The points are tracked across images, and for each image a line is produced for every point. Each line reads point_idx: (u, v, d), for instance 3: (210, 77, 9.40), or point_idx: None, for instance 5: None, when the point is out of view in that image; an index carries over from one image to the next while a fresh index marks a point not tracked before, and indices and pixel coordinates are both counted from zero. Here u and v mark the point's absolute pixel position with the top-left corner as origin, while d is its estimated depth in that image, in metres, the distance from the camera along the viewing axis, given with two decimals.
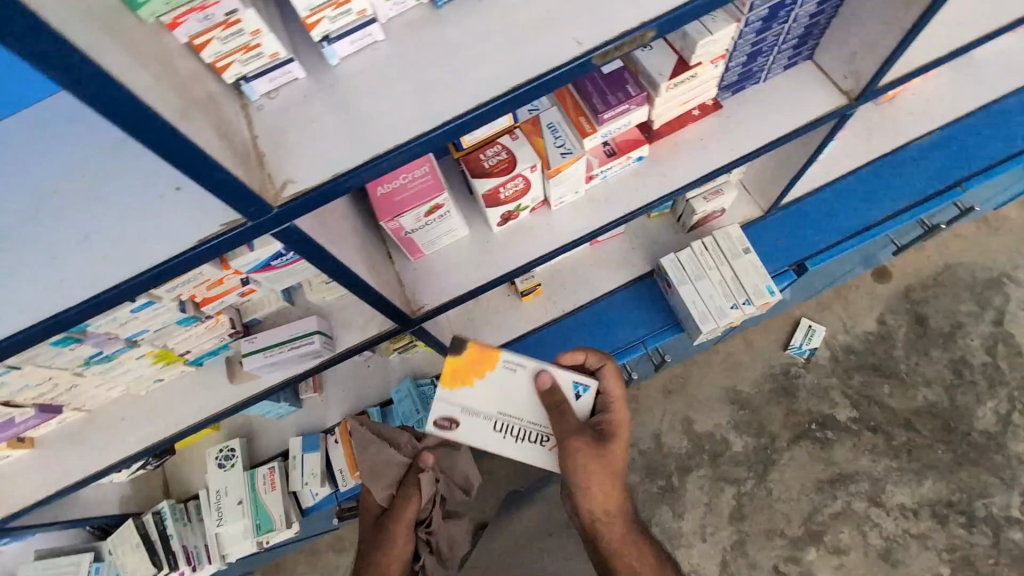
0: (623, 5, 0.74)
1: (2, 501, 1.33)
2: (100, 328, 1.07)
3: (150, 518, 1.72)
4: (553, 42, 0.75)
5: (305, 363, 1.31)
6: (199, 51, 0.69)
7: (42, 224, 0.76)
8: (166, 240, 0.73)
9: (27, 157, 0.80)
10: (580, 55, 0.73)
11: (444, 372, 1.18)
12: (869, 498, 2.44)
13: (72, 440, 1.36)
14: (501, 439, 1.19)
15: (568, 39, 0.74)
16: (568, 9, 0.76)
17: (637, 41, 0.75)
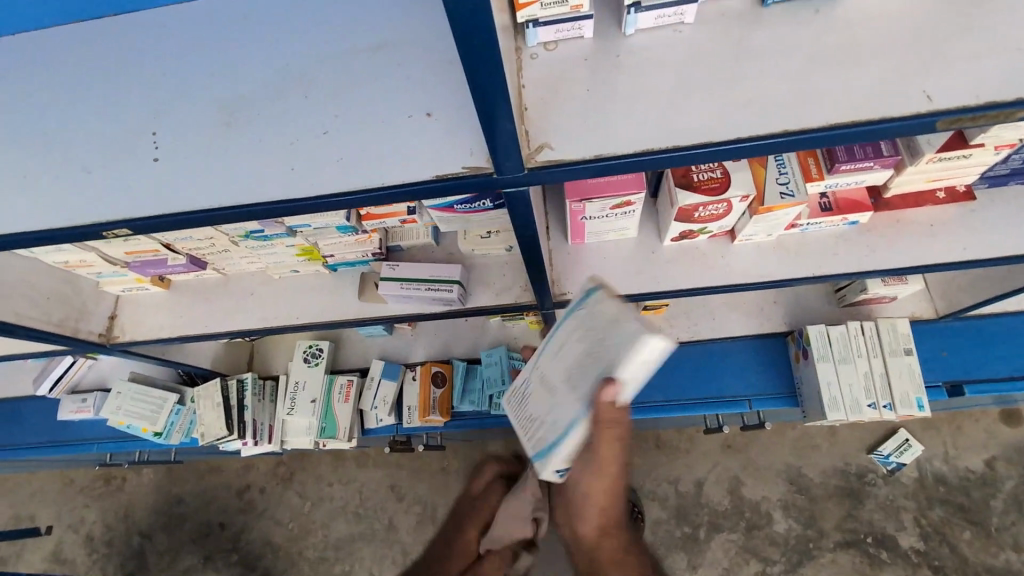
0: (993, 71, 0.62)
1: (130, 326, 1.43)
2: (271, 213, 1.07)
3: (234, 385, 1.80)
4: (890, 88, 0.64)
5: (433, 304, 1.31)
6: None
7: (290, 106, 0.75)
8: (400, 165, 0.70)
9: (300, 32, 0.79)
10: (926, 113, 0.62)
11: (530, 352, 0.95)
12: None
13: (203, 295, 1.43)
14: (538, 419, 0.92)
15: (914, 91, 0.63)
16: (917, 56, 0.65)
17: (1000, 117, 0.62)
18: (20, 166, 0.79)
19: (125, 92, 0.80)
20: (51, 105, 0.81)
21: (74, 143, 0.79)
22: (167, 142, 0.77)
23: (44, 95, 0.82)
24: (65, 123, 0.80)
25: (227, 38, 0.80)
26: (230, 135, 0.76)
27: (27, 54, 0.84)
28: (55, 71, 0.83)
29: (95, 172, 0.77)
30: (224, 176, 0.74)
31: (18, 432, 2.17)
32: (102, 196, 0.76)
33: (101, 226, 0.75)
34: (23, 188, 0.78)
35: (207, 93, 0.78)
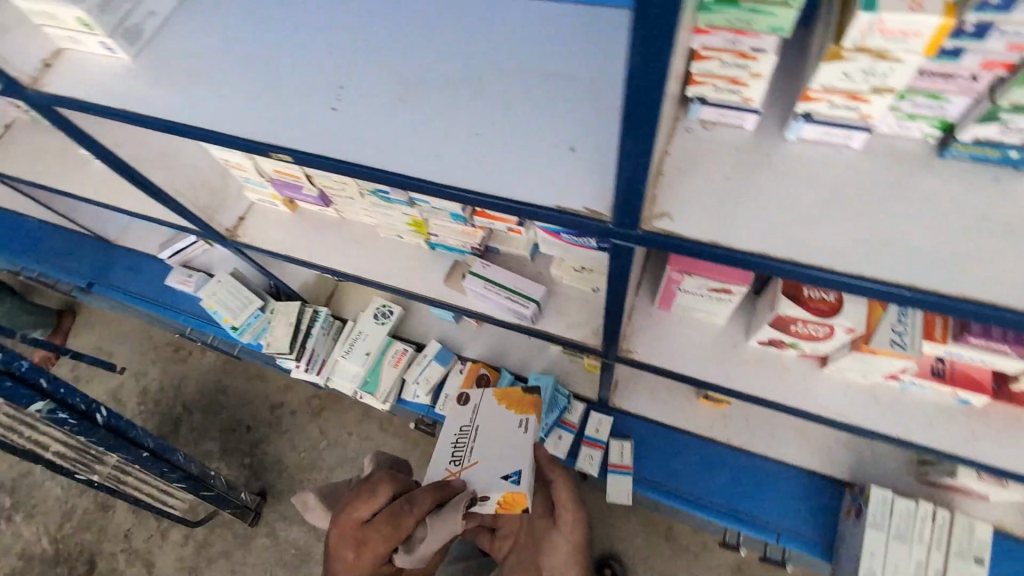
0: None
1: (252, 232, 1.61)
2: None
3: (310, 313, 1.95)
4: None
5: (505, 313, 1.34)
6: (695, 60, 0.68)
7: (456, 103, 0.82)
8: (532, 186, 0.74)
9: (489, 39, 0.86)
10: None
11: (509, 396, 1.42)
12: None
13: (318, 229, 1.57)
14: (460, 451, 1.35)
15: None
16: None
17: None
18: (233, 77, 0.93)
19: (330, 43, 0.92)
20: (273, 40, 0.95)
21: (275, 72, 0.92)
22: (345, 95, 0.87)
23: (270, 27, 0.96)
24: (276, 54, 0.93)
25: (428, 24, 0.90)
26: (399, 108, 0.84)
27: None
28: (285, 7, 0.97)
29: (283, 100, 0.89)
30: (380, 141, 0.83)
31: (131, 282, 2.49)
32: (279, 123, 0.88)
33: (267, 146, 0.87)
34: (227, 97, 0.92)
35: (393, 65, 0.87)
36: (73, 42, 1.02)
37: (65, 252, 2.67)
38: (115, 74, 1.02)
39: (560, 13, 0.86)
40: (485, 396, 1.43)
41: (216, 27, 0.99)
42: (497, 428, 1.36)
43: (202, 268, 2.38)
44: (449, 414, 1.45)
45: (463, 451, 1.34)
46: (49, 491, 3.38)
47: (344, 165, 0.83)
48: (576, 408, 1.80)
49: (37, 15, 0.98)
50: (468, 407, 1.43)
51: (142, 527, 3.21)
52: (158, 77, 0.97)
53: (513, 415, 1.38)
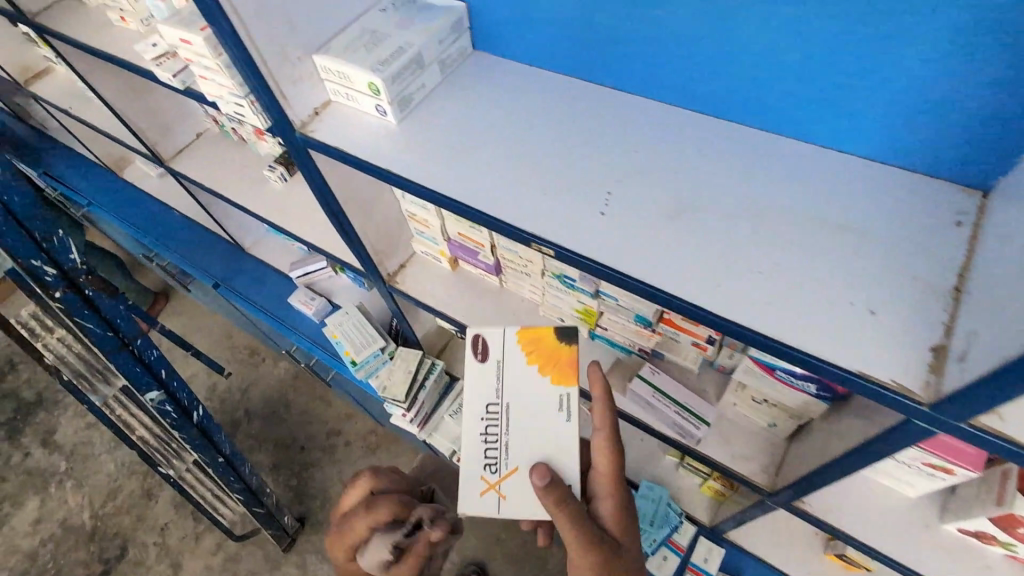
0: None
1: (411, 283, 1.66)
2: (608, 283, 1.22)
3: (428, 364, 1.95)
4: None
5: (665, 425, 1.28)
6: None
7: (742, 237, 0.85)
8: (827, 343, 0.73)
9: (771, 181, 0.90)
10: None
11: (540, 350, 1.11)
12: None
13: (475, 292, 1.60)
14: (492, 445, 1.07)
15: None
16: None
17: None
18: (503, 161, 1.01)
19: (604, 150, 0.99)
20: (552, 134, 1.03)
21: (553, 166, 0.98)
22: (617, 203, 0.92)
23: (545, 124, 1.05)
24: (549, 150, 1.00)
25: (707, 154, 0.95)
26: (681, 228, 0.88)
27: (546, 93, 1.10)
28: (561, 111, 1.06)
29: (554, 194, 0.95)
30: (655, 257, 0.86)
31: (253, 290, 2.61)
32: (555, 214, 0.92)
33: (534, 237, 0.90)
34: (504, 177, 0.98)
35: (672, 186, 0.92)
36: (347, 99, 1.12)
37: (201, 249, 2.87)
38: (379, 134, 1.10)
39: (848, 170, 0.90)
40: (507, 337, 1.13)
41: (491, 113, 1.09)
42: (528, 405, 1.08)
43: (324, 293, 2.46)
44: (467, 371, 1.13)
45: (497, 452, 1.06)
46: (102, 465, 3.40)
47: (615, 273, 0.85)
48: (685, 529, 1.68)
49: (326, 71, 1.09)
50: (488, 361, 1.13)
51: (179, 525, 3.16)
52: (429, 148, 1.06)
53: (552, 386, 1.09)
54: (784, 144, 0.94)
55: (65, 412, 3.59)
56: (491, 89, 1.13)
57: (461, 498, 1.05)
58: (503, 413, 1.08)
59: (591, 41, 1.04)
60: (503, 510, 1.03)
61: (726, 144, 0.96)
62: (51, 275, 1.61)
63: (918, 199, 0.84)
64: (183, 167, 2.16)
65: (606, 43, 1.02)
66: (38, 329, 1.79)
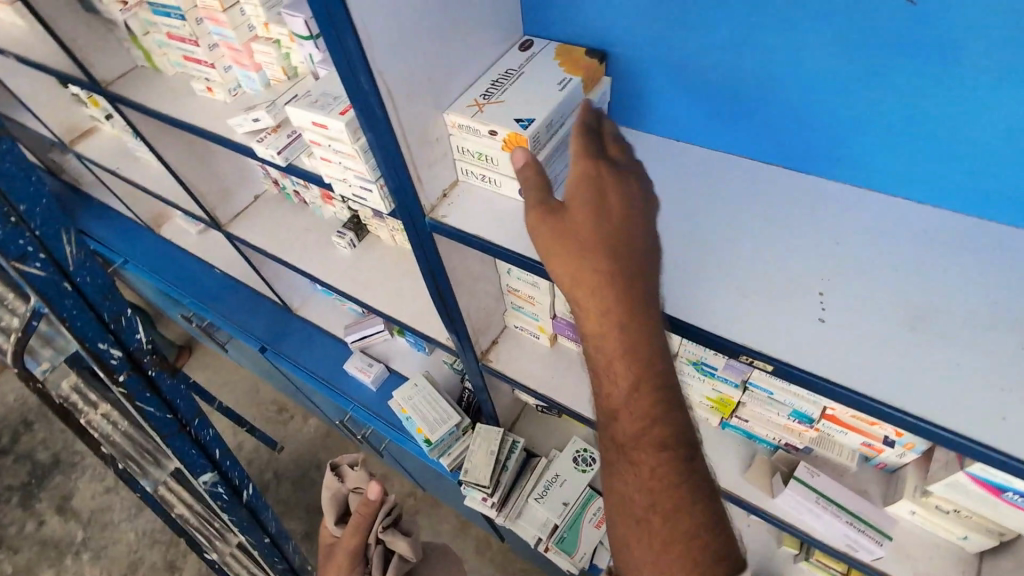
0: None
1: (505, 360, 1.53)
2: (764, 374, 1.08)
3: (510, 441, 1.80)
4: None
5: (830, 538, 1.13)
6: None
7: (989, 355, 0.79)
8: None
9: (1002, 286, 0.85)
10: None
11: (566, 57, 1.02)
12: None
13: (579, 372, 1.47)
14: (477, 91, 0.98)
15: None
16: None
17: None
18: (693, 263, 0.95)
19: (803, 248, 0.94)
20: (733, 231, 0.98)
21: (745, 270, 0.92)
22: (839, 310, 0.86)
23: (728, 217, 1.00)
24: (743, 248, 0.95)
25: (917, 252, 0.91)
26: (914, 339, 0.81)
27: (720, 180, 1.05)
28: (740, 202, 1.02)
29: (765, 299, 0.89)
30: (905, 379, 0.78)
31: (302, 354, 2.48)
32: (764, 327, 0.86)
33: (761, 353, 0.83)
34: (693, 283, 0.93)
35: (895, 292, 0.86)
36: (483, 179, 1.03)
37: (242, 308, 2.71)
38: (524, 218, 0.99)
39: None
40: (546, 48, 1.05)
41: (666, 205, 1.03)
42: (538, 75, 0.99)
43: (381, 358, 2.32)
44: (497, 54, 1.04)
45: (495, 89, 0.98)
46: (122, 535, 3.14)
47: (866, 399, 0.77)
48: None
49: (459, 132, 0.97)
50: (523, 55, 1.05)
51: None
52: None
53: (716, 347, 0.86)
54: (999, 240, 0.90)
55: (83, 474, 3.36)
56: (654, 174, 1.08)
57: (447, 108, 0.97)
58: (507, 76, 1.00)
59: (787, 127, 0.99)
60: (479, 114, 0.93)
61: (934, 242, 0.91)
62: (117, 360, 1.24)
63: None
64: (241, 228, 2.05)
65: (792, 128, 0.99)
66: (82, 406, 1.34)
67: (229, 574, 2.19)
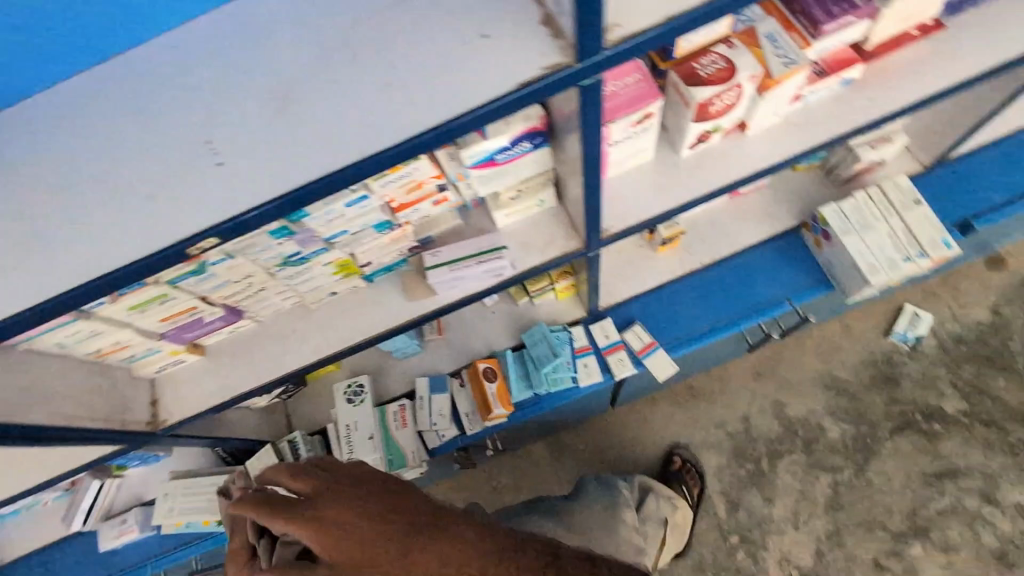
0: None
1: (179, 405, 1.35)
2: (314, 223, 1.07)
3: (286, 445, 1.78)
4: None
5: (483, 281, 1.27)
6: (708, 47, 1.11)
7: (348, 77, 0.78)
8: (475, 86, 0.75)
9: (318, 3, 0.82)
10: None
11: None
12: (982, 496, 2.76)
13: (245, 350, 1.37)
14: None
15: None
16: None
17: None
18: (87, 207, 0.80)
19: (162, 108, 0.81)
20: (95, 144, 0.82)
21: (131, 173, 0.80)
22: (227, 143, 0.79)
23: (84, 137, 0.82)
24: (116, 156, 0.80)
25: (250, 32, 0.83)
26: (291, 113, 0.78)
27: (50, 102, 0.84)
28: (83, 112, 0.83)
29: (165, 183, 0.78)
30: (302, 153, 0.77)
31: None
32: (183, 211, 0.78)
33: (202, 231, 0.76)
34: (102, 226, 0.79)
35: (252, 82, 0.80)
36: None
37: None
38: None
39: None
40: None
41: (18, 175, 0.82)
42: None
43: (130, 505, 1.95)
44: None
45: None
46: None
47: (289, 198, 0.76)
48: (578, 332, 1.84)
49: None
50: None
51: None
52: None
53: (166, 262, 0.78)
54: None
55: None
56: None
57: None
58: None
59: None
60: None
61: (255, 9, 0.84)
62: None
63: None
64: None
65: None
66: None
67: None
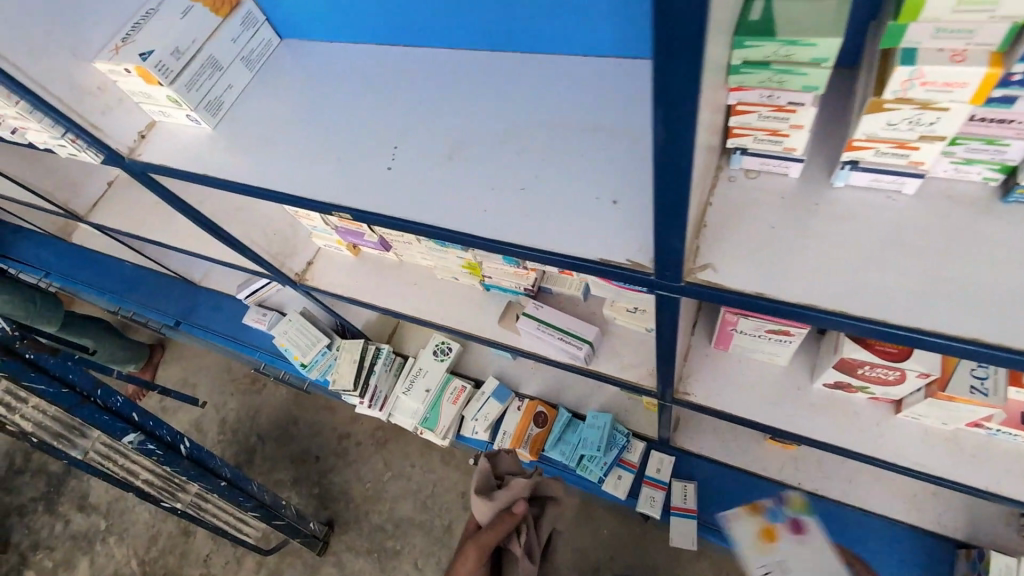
0: None
1: (321, 279, 1.71)
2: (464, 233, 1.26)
3: (373, 350, 2.05)
4: None
5: (559, 355, 1.35)
6: None
7: (493, 165, 0.87)
8: (564, 236, 0.78)
9: (520, 100, 0.92)
10: None
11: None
12: None
13: (380, 271, 1.66)
14: (125, 28, 1.05)
15: None
16: None
17: None
18: (301, 137, 1.06)
19: (370, 103, 1.02)
20: (332, 101, 1.07)
21: (331, 135, 1.03)
22: (398, 153, 0.95)
23: (333, 97, 1.07)
24: (334, 120, 1.04)
25: (464, 87, 0.97)
26: (448, 165, 0.90)
27: (344, 64, 1.11)
28: (352, 79, 1.08)
29: (343, 158, 0.99)
30: (424, 192, 0.90)
31: (213, 321, 2.71)
32: (336, 180, 0.98)
33: (330, 206, 0.97)
34: (297, 150, 1.05)
35: (437, 124, 0.94)
36: (165, 116, 1.15)
37: (159, 292, 2.91)
38: (201, 144, 1.14)
39: (604, 72, 0.91)
40: None
41: (287, 94, 1.13)
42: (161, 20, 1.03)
43: (275, 307, 2.52)
44: None
45: (135, 29, 1.05)
46: (138, 514, 3.24)
47: (384, 216, 0.91)
48: (635, 446, 1.79)
49: (112, 73, 1.06)
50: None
51: (220, 553, 3.08)
52: (238, 145, 1.12)
53: (308, 183, 1.00)
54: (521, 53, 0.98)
55: (42, 478, 3.42)
56: (276, 72, 1.18)
57: (102, 66, 1.05)
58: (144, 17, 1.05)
59: (342, 12, 1.08)
60: (113, 56, 1.02)
61: (480, 70, 0.99)
62: None
63: (646, 85, 0.88)
64: (99, 215, 2.18)
65: (337, 7, 1.07)
66: (14, 401, 1.89)
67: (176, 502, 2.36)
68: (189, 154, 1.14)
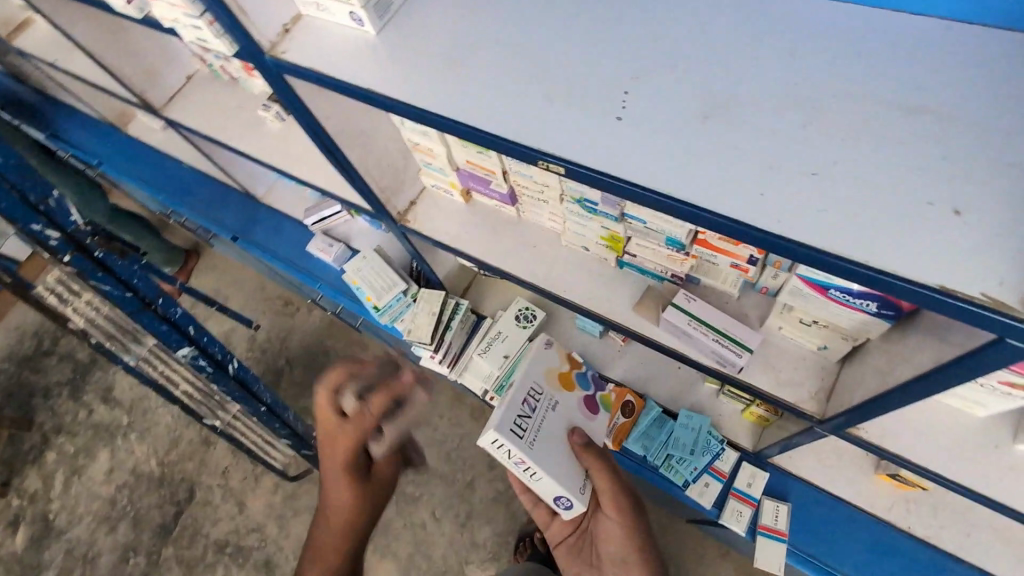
0: None
1: (425, 222, 1.55)
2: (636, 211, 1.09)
3: (452, 304, 1.90)
4: None
5: (704, 356, 1.22)
6: None
7: (775, 140, 0.68)
8: (881, 245, 0.61)
9: (810, 58, 0.72)
10: None
11: None
12: None
13: (494, 225, 1.49)
14: None
15: None
16: None
17: None
18: (495, 61, 0.86)
19: (594, 32, 0.82)
20: (537, 19, 0.86)
21: (538, 65, 0.83)
22: (637, 102, 0.76)
23: (536, 14, 0.86)
24: (539, 46, 0.84)
25: (725, 30, 0.77)
26: (707, 128, 0.71)
27: None
28: None
29: (556, 97, 0.80)
30: (675, 157, 0.71)
31: (273, 241, 2.56)
32: (545, 123, 0.79)
33: (535, 153, 0.78)
34: (488, 76, 0.85)
35: (693, 73, 0.75)
36: (319, 9, 0.96)
37: (217, 202, 2.75)
38: (358, 50, 0.94)
39: (928, 36, 0.70)
40: None
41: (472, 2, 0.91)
42: None
43: (342, 238, 2.35)
44: None
45: None
46: (161, 416, 3.05)
47: (616, 180, 0.72)
48: (728, 455, 1.66)
49: None
50: None
51: (239, 468, 2.90)
52: (406, 60, 0.91)
53: (506, 119, 0.81)
54: None
55: (56, 363, 3.23)
56: None
57: None
58: None
59: None
60: None
61: (748, 9, 0.77)
62: (56, 240, 1.37)
63: (992, 63, 0.67)
64: (175, 110, 1.99)
65: None
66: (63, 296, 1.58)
67: (212, 419, 2.18)
68: (340, 58, 0.95)
